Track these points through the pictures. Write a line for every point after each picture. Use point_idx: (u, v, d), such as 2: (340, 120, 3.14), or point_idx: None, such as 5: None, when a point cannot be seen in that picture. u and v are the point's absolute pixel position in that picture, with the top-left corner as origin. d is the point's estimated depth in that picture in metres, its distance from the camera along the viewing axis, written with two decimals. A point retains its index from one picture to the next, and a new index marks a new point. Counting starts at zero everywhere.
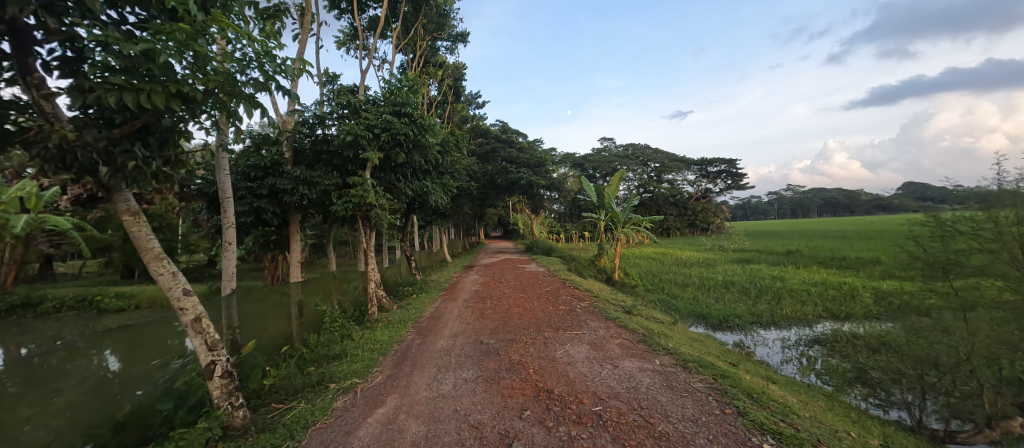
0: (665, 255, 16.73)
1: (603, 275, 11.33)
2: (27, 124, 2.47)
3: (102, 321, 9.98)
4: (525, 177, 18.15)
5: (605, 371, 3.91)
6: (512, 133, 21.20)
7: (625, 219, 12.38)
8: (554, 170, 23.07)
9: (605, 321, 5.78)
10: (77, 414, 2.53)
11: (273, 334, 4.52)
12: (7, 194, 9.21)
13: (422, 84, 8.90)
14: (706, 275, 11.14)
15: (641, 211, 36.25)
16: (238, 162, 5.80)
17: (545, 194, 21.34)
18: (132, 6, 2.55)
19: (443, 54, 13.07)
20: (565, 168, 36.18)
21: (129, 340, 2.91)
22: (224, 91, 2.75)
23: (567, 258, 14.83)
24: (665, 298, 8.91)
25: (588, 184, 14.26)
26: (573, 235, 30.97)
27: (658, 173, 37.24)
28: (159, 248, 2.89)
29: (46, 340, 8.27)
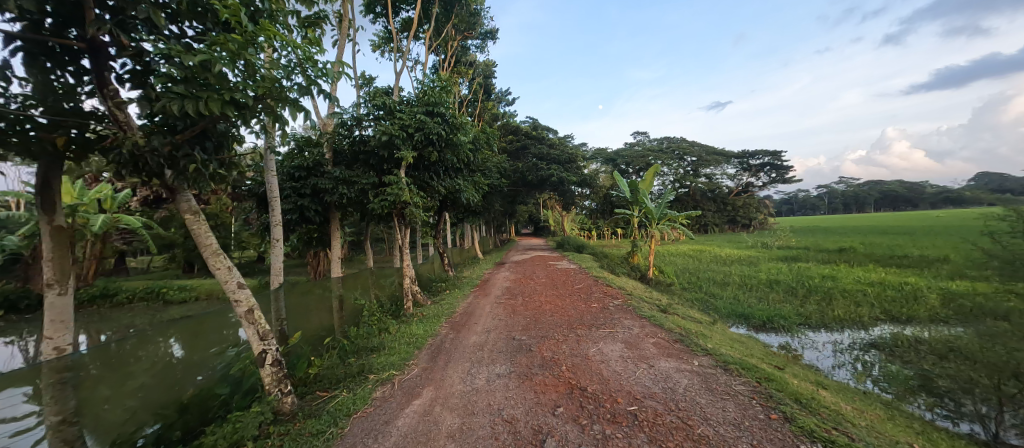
0: (702, 252, 16.08)
1: (636, 273, 11.10)
2: (105, 132, 2.74)
3: (168, 311, 10.96)
4: (556, 174, 18.05)
5: (641, 371, 3.81)
6: (541, 130, 21.11)
7: (661, 215, 12.02)
8: (585, 166, 22.74)
9: (639, 320, 5.65)
10: (147, 396, 2.78)
11: (317, 326, 4.77)
12: (87, 197, 10.80)
13: (453, 83, 9.04)
14: (748, 273, 10.64)
15: (675, 207, 35.06)
16: (283, 163, 6.16)
17: (576, 191, 21.12)
18: (191, 20, 2.77)
19: (474, 53, 13.23)
20: (597, 164, 35.62)
21: (191, 329, 3.17)
22: (272, 97, 2.91)
23: (599, 255, 14.59)
24: (703, 296, 8.61)
25: (622, 179, 13.96)
26: (605, 232, 30.43)
27: (694, 167, 35.79)
28: (216, 244, 3.08)
29: (121, 327, 9.18)
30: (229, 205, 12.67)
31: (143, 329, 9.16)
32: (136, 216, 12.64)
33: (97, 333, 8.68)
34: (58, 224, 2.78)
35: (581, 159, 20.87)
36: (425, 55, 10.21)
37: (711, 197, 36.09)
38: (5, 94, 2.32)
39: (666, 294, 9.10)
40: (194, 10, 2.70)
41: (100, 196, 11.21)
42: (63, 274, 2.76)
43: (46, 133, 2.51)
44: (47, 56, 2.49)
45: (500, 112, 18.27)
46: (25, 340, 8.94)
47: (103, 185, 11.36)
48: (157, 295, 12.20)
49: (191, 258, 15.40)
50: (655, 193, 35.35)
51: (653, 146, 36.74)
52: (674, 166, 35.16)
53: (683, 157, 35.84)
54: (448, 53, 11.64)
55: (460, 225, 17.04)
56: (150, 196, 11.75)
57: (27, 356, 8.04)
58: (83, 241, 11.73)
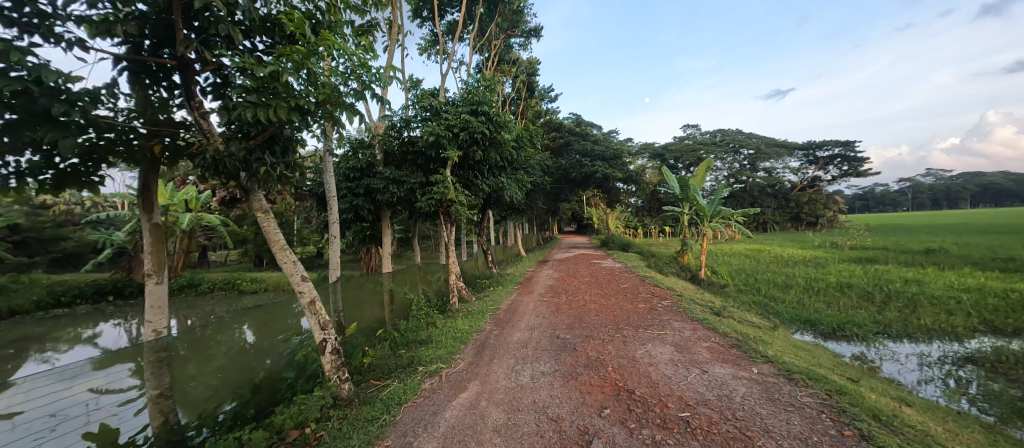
0: (760, 252, 15.00)
1: (686, 273, 10.60)
2: (191, 139, 3.07)
3: (241, 301, 12.14)
4: (600, 170, 17.70)
5: (693, 376, 3.63)
6: (584, 126, 20.80)
7: (714, 212, 11.39)
8: (630, 162, 22.07)
9: (691, 323, 5.37)
10: (225, 376, 3.09)
11: (371, 318, 5.06)
12: (177, 197, 12.00)
13: (497, 82, 9.17)
14: (815, 275, 9.79)
15: (728, 204, 33.02)
16: (340, 164, 6.58)
17: (621, 187, 20.57)
18: (261, 35, 3.03)
19: (517, 51, 13.31)
20: (644, 160, 34.47)
21: (261, 317, 3.47)
22: (331, 102, 3.12)
23: (646, 254, 14.12)
24: (761, 299, 8.05)
25: (671, 175, 13.38)
26: (652, 230, 29.39)
27: (752, 161, 33.51)
28: (283, 240, 3.32)
29: (204, 314, 10.32)
30: (291, 204, 13.74)
31: (222, 316, 10.23)
32: (215, 215, 14.14)
33: (186, 318, 9.86)
34: (155, 222, 3.17)
35: (628, 155, 20.27)
36: (470, 55, 10.42)
37: (771, 192, 33.54)
38: (115, 108, 2.67)
39: (720, 295, 8.63)
40: (264, 26, 2.98)
41: (187, 197, 12.50)
42: (158, 266, 3.11)
43: (146, 142, 2.86)
44: (146, 75, 2.85)
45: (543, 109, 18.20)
46: (130, 322, 10.34)
47: (190, 188, 12.59)
48: (233, 285, 13.58)
49: (261, 253, 16.95)
50: (706, 190, 33.49)
51: (703, 140, 34.85)
52: (728, 160, 33.07)
53: (738, 150, 33.54)
54: (491, 52, 11.77)
55: (504, 223, 17.27)
56: (226, 196, 13.05)
57: (133, 336, 9.31)
58: (175, 238, 13.20)
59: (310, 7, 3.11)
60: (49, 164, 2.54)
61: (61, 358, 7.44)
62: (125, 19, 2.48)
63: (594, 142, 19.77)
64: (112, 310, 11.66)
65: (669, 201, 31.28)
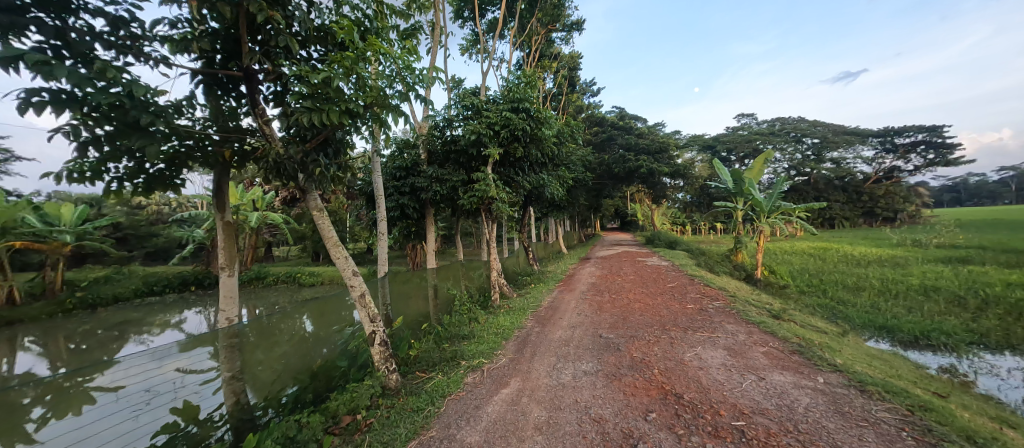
0: (827, 251, 13.71)
1: (740, 272, 9.97)
2: (256, 144, 3.33)
3: (300, 293, 13.14)
4: (645, 165, 17.10)
5: (748, 383, 3.39)
6: (628, 120, 20.17)
7: (772, 207, 10.60)
8: (677, 155, 21.07)
9: (745, 326, 5.03)
10: (288, 362, 3.35)
11: (416, 312, 5.25)
12: (245, 198, 13.21)
13: (538, 77, 9.12)
14: (895, 276, 8.79)
15: (787, 198, 30.55)
16: (388, 164, 6.90)
17: (667, 182, 19.71)
18: (316, 44, 3.22)
19: (558, 45, 13.15)
20: (692, 152, 32.82)
21: (317, 308, 3.72)
22: (378, 105, 3.25)
23: (694, 252, 13.44)
24: (828, 302, 7.38)
25: (723, 168, 12.59)
26: (701, 227, 27.92)
27: (816, 151, 30.69)
28: (336, 237, 3.50)
29: (269, 304, 11.30)
30: (343, 203, 14.61)
31: (285, 307, 11.12)
32: (278, 213, 15.41)
33: (254, 308, 10.84)
34: (228, 220, 3.49)
35: (675, 148, 19.36)
36: (510, 53, 10.46)
37: (839, 185, 30.55)
38: (193, 118, 2.97)
39: (778, 297, 8.03)
40: (318, 35, 3.15)
41: (254, 197, 13.71)
42: (230, 260, 3.42)
43: (219, 147, 3.16)
44: (218, 86, 3.12)
45: (584, 104, 17.86)
46: (208, 310, 11.55)
47: (255, 189, 13.77)
48: (294, 278, 14.71)
49: (318, 249, 18.20)
50: (761, 183, 31.22)
51: (757, 130, 32.49)
52: (787, 151, 30.55)
53: (801, 139, 30.83)
54: (532, 48, 11.72)
55: (545, 219, 17.24)
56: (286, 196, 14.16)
57: (211, 323, 10.40)
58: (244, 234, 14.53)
59: (358, 15, 3.26)
60: (141, 169, 2.88)
61: (157, 340, 8.51)
62: (199, 36, 2.73)
63: (638, 135, 19.11)
64: (193, 298, 13.10)
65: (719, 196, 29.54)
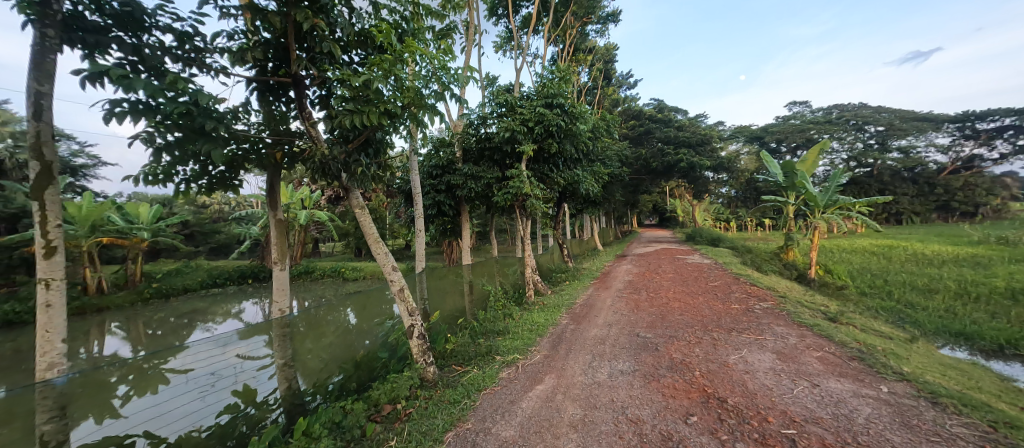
0: (892, 249, 12.56)
1: (792, 271, 9.37)
2: (304, 146, 3.52)
3: (345, 286, 13.86)
4: (685, 159, 16.44)
5: (799, 389, 3.19)
6: (667, 112, 19.42)
7: (829, 202, 9.84)
8: (721, 148, 20.06)
9: (797, 328, 4.73)
10: (334, 351, 3.55)
11: (453, 307, 5.36)
12: (295, 197, 14.06)
13: (573, 71, 8.98)
14: (978, 277, 7.88)
15: (843, 191, 28.23)
16: (425, 163, 7.07)
17: (709, 176, 18.82)
18: (357, 49, 3.35)
19: (593, 38, 12.88)
20: (736, 144, 31.07)
21: (359, 301, 3.91)
22: (415, 105, 3.32)
23: (739, 249, 12.78)
24: (895, 305, 6.77)
25: (773, 160, 11.83)
26: (747, 223, 26.43)
27: (880, 140, 28.06)
28: (376, 233, 3.63)
29: (316, 297, 12.02)
30: (383, 202, 15.18)
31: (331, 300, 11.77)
32: (323, 211, 16.28)
33: (304, 300, 11.58)
34: (280, 217, 3.73)
35: (718, 140, 18.45)
36: (545, 48, 10.37)
37: (908, 177, 27.74)
38: (249, 123, 3.19)
39: (836, 298, 7.47)
40: (359, 39, 3.27)
41: (302, 196, 14.55)
42: (281, 255, 3.67)
43: (271, 150, 3.38)
44: (270, 93, 3.33)
45: (621, 97, 17.41)
46: (264, 301, 12.47)
47: (303, 188, 14.61)
48: (338, 273, 15.52)
49: (360, 245, 19.08)
50: (815, 176, 29.03)
51: (811, 119, 30.20)
52: (846, 140, 28.15)
53: (862, 127, 28.29)
54: (567, 42, 11.55)
55: (580, 216, 17.03)
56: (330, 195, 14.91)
57: (265, 313, 11.21)
58: (294, 232, 15.49)
59: (397, 18, 3.36)
60: (205, 172, 3.14)
61: (220, 328, 9.30)
62: (253, 46, 2.93)
63: (678, 128, 18.38)
64: (250, 290, 14.20)
65: (767, 190, 27.80)
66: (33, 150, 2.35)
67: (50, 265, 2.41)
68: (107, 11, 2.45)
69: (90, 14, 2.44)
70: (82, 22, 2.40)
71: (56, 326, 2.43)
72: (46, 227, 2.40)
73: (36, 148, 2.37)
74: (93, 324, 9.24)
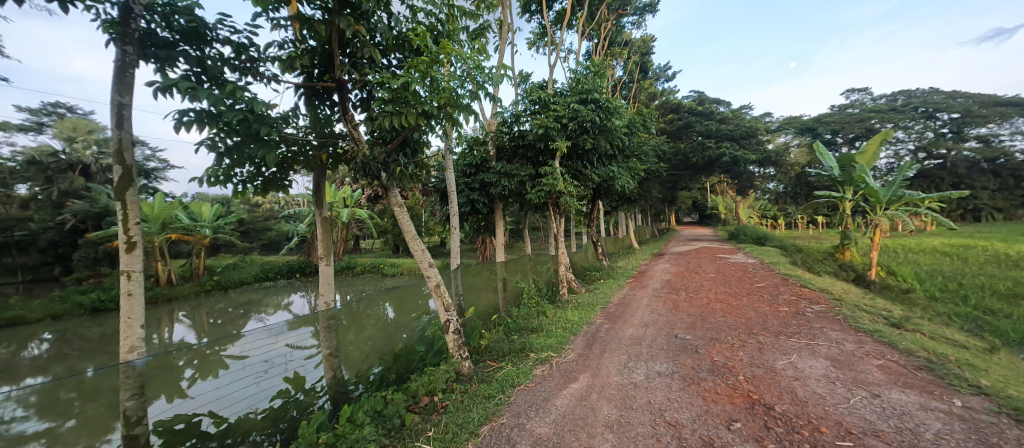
0: (970, 249, 11.31)
1: (850, 272, 8.70)
2: (346, 147, 3.67)
3: (383, 282, 14.42)
4: (728, 153, 15.78)
5: (857, 399, 2.96)
6: (707, 104, 18.60)
7: (894, 197, 9.03)
8: (769, 140, 18.89)
9: (854, 334, 4.40)
10: (374, 344, 3.69)
11: (486, 303, 5.44)
12: (337, 196, 14.79)
13: (608, 65, 8.80)
14: None
15: (909, 186, 25.73)
16: (459, 162, 7.18)
17: (754, 171, 17.83)
18: (395, 53, 3.46)
19: (629, 31, 12.56)
20: (783, 136, 29.20)
21: (397, 296, 4.05)
22: (450, 105, 3.38)
23: (788, 248, 12.03)
24: (974, 311, 6.10)
25: (828, 153, 11.01)
26: (797, 221, 24.72)
27: (954, 128, 25.29)
28: (413, 231, 3.73)
29: (356, 291, 12.60)
30: (418, 200, 15.61)
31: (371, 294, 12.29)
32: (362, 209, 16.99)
33: (346, 294, 12.18)
34: (325, 215, 3.92)
35: (763, 133, 17.49)
36: (579, 43, 10.23)
37: (988, 168, 24.82)
38: (298, 127, 3.40)
39: (901, 302, 6.85)
40: (397, 42, 3.37)
41: (344, 195, 15.29)
42: (327, 251, 3.88)
43: (317, 151, 3.57)
44: (316, 97, 3.51)
45: (658, 90, 16.87)
46: (310, 294, 13.25)
47: (344, 188, 15.32)
48: (377, 269, 16.19)
49: (396, 242, 19.75)
50: (875, 169, 26.71)
51: (870, 106, 27.77)
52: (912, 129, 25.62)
53: (932, 115, 25.59)
54: (602, 36, 11.33)
55: (615, 213, 16.70)
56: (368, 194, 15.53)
57: (312, 306, 11.90)
58: (337, 229, 16.31)
59: (432, 20, 3.45)
60: (260, 173, 3.37)
61: (271, 318, 9.99)
62: (300, 54, 3.11)
63: (720, 121, 17.56)
64: (297, 284, 15.11)
65: (820, 185, 25.92)
66: (116, 156, 2.62)
67: (131, 259, 2.68)
68: (175, 27, 2.69)
69: (161, 30, 2.69)
70: (154, 38, 2.65)
71: (136, 314, 2.70)
72: (127, 225, 2.67)
73: (118, 154, 2.64)
74: (164, 313, 10.22)
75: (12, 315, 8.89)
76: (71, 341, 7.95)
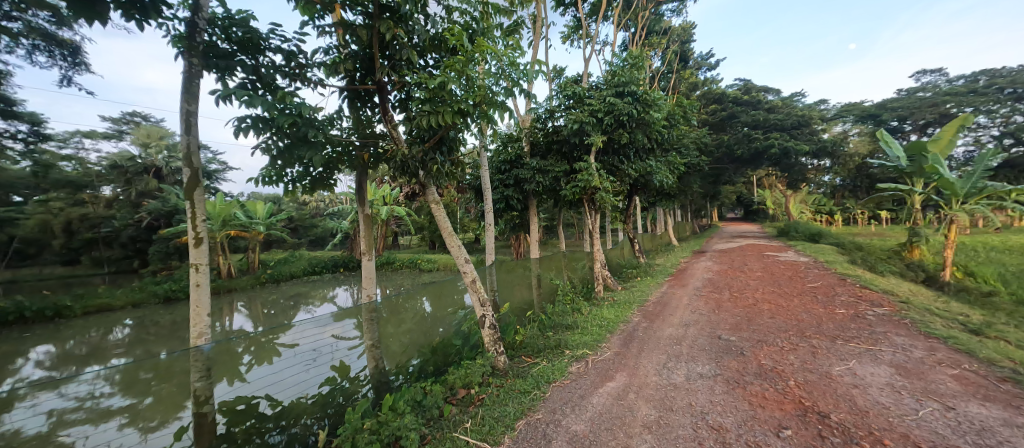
0: None
1: (921, 272, 7.91)
2: (386, 147, 3.82)
3: (420, 277, 14.87)
4: (777, 144, 15.04)
5: (928, 411, 2.70)
6: (754, 93, 17.58)
7: (975, 189, 8.11)
8: (823, 129, 17.53)
9: (924, 340, 4.02)
10: (411, 337, 3.82)
11: (521, 299, 5.49)
12: (377, 194, 15.42)
13: (646, 56, 8.52)
14: None
15: (993, 176, 22.92)
16: (493, 159, 7.26)
17: (807, 162, 16.66)
18: (432, 54, 3.54)
19: (668, 19, 12.10)
20: (840, 124, 27.04)
21: (434, 291, 4.17)
22: (486, 103, 3.41)
23: (846, 246, 11.15)
24: None
25: (894, 141, 10.08)
26: (856, 216, 22.84)
27: None
28: (450, 227, 3.80)
29: (396, 286, 13.10)
30: (454, 197, 15.94)
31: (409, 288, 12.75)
32: (401, 206, 17.58)
33: (385, 288, 12.70)
34: (367, 212, 4.09)
35: (818, 121, 16.36)
36: (615, 34, 9.98)
37: None
38: (343, 128, 3.57)
39: (984, 306, 6.16)
40: (434, 43, 3.45)
41: (384, 193, 15.90)
42: (369, 247, 4.06)
43: (360, 151, 3.74)
44: (359, 99, 3.66)
45: (699, 79, 16.14)
46: (352, 287, 13.93)
47: (383, 186, 15.90)
48: (414, 264, 16.72)
49: (432, 238, 20.29)
50: (949, 158, 24.05)
51: (945, 88, 24.91)
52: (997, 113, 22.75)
53: None
54: (639, 25, 10.98)
55: (653, 209, 16.24)
56: (406, 192, 16.02)
57: (355, 298, 12.51)
58: (377, 226, 16.98)
59: (468, 19, 3.50)
60: (308, 173, 3.57)
61: (318, 310, 10.61)
62: (344, 59, 3.28)
63: (768, 110, 16.75)
64: (341, 277, 15.92)
65: (883, 176, 23.76)
66: (186, 159, 2.87)
67: (199, 253, 2.93)
68: (233, 38, 2.90)
69: (222, 42, 2.91)
70: (216, 49, 2.87)
71: (203, 302, 2.96)
72: (196, 221, 2.92)
73: (188, 158, 2.90)
74: (225, 303, 11.15)
75: (100, 302, 10.05)
76: (148, 327, 8.86)
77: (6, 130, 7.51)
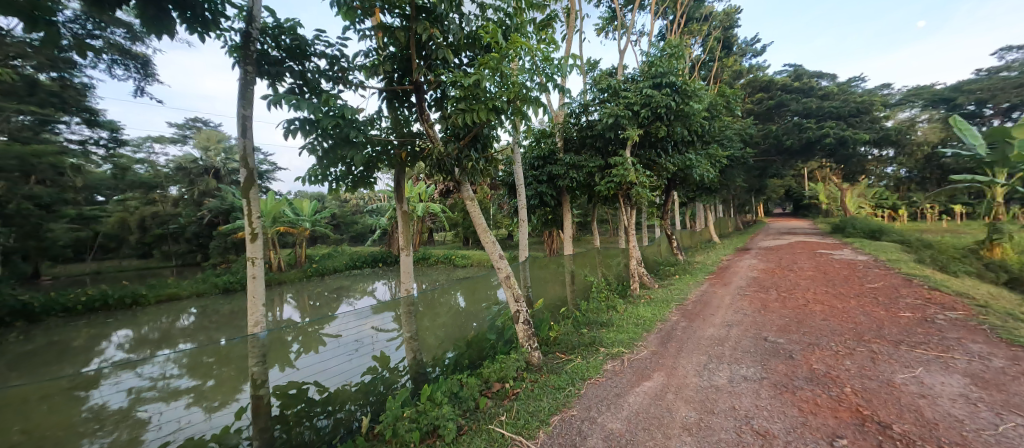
0: None
1: (1007, 273, 7.09)
2: (422, 145, 3.93)
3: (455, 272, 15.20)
4: (832, 133, 13.95)
5: (1009, 426, 2.44)
6: (804, 79, 16.41)
7: None
8: (887, 116, 16.03)
9: (1006, 348, 3.63)
10: (446, 331, 3.92)
11: (555, 296, 5.48)
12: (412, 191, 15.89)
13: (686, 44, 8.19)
14: None
15: None
16: (527, 155, 7.26)
17: (866, 152, 15.37)
18: (466, 52, 3.59)
19: (709, 4, 11.52)
20: (906, 110, 24.61)
21: (468, 286, 4.24)
22: (519, 99, 3.43)
23: (913, 243, 10.21)
24: None
25: (971, 127, 9.02)
26: (924, 210, 20.79)
27: None
28: (484, 223, 3.85)
29: (431, 281, 13.49)
30: (487, 194, 16.09)
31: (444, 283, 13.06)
32: (435, 203, 17.99)
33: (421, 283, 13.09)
34: (405, 209, 4.23)
35: (880, 107, 14.98)
36: (653, 23, 9.65)
37: None
38: (381, 128, 3.72)
39: None
40: (468, 41, 3.49)
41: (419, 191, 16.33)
42: (406, 243, 4.20)
43: (397, 150, 3.88)
44: (397, 99, 3.78)
45: (743, 67, 15.28)
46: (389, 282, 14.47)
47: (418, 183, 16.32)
48: (449, 260, 17.10)
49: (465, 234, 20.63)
50: None
51: None
52: None
53: None
54: (678, 13, 10.54)
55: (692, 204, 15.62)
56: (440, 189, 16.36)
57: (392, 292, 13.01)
58: (413, 223, 17.45)
59: (501, 16, 3.52)
60: (350, 172, 3.74)
61: (359, 303, 11.16)
62: (383, 61, 3.40)
63: (820, 97, 15.59)
64: (379, 272, 16.58)
65: (957, 166, 21.43)
66: (242, 160, 3.08)
67: (254, 247, 3.14)
68: (282, 45, 3.09)
69: (272, 50, 3.10)
70: (267, 57, 3.07)
71: (258, 293, 3.17)
72: (251, 218, 3.14)
73: (244, 160, 3.10)
74: (275, 294, 11.98)
75: (169, 291, 11.09)
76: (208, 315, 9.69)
77: (90, 137, 8.40)
